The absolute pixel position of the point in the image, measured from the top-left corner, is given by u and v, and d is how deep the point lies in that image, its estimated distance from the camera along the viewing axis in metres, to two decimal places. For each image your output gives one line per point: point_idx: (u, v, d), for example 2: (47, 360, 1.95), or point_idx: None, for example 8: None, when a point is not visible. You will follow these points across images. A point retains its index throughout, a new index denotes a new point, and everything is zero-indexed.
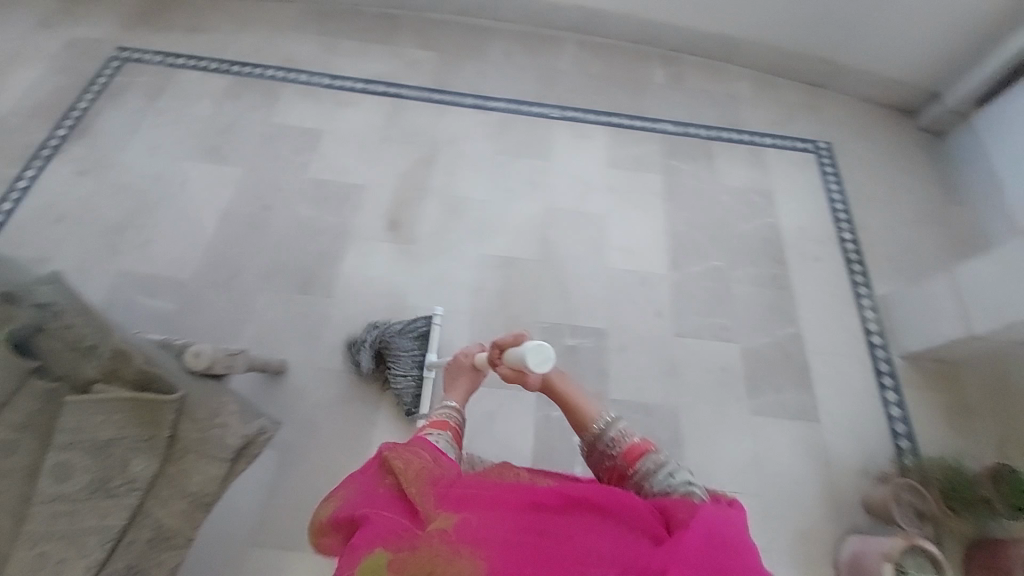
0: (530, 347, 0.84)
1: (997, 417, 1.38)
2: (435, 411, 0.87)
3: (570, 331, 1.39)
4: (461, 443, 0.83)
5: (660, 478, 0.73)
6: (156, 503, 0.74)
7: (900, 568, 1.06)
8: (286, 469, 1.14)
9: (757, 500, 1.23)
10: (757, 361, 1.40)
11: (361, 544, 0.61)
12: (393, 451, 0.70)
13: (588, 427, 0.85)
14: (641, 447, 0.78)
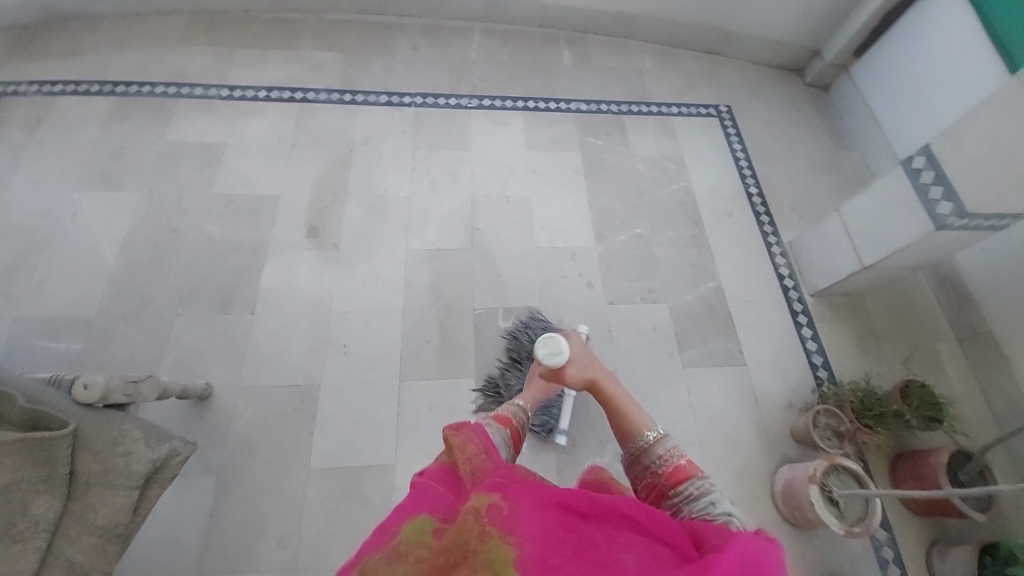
0: (545, 341, 1.01)
1: (901, 336, 1.52)
2: (502, 408, 0.93)
3: (506, 313, 1.41)
4: (517, 444, 0.88)
5: (700, 505, 0.72)
6: (66, 543, 0.71)
7: (826, 487, 1.15)
8: (224, 495, 1.09)
9: (698, 446, 1.30)
10: (685, 317, 1.47)
11: (408, 510, 0.62)
12: (454, 433, 0.74)
13: (633, 440, 0.85)
14: (688, 470, 0.78)
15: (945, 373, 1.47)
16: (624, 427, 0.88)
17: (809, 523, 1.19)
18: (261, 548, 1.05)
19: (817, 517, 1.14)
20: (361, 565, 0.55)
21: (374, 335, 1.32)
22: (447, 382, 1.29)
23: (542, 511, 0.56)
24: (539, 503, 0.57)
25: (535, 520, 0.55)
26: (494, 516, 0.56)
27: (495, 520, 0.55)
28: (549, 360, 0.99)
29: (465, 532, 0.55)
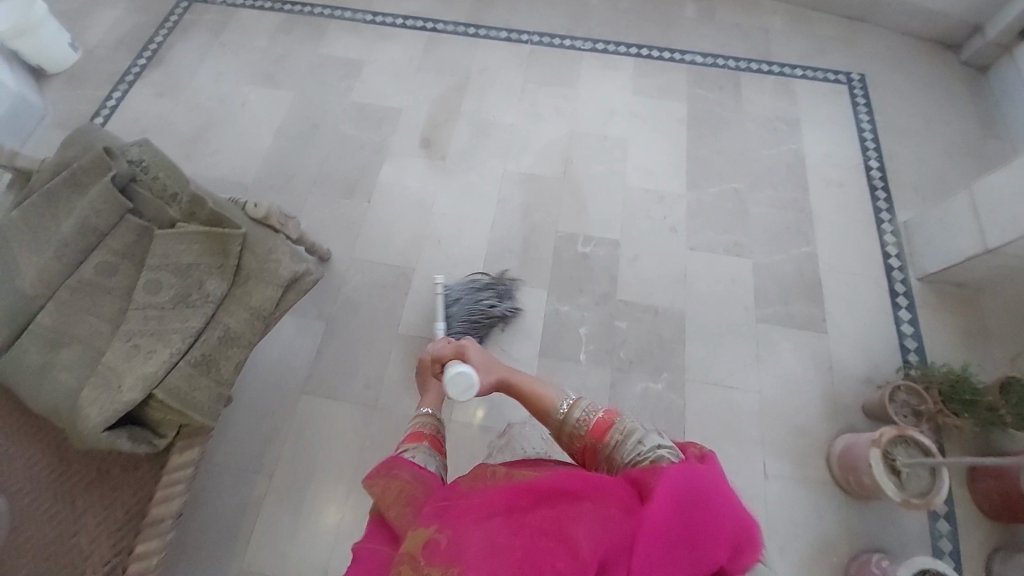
0: (450, 376, 0.91)
1: (1018, 339, 1.36)
2: (412, 422, 0.87)
3: (585, 241, 1.47)
4: (442, 450, 0.84)
5: (628, 447, 0.71)
6: (226, 313, 0.93)
7: (889, 455, 1.09)
8: (329, 339, 1.33)
9: (755, 395, 1.30)
10: (767, 275, 1.44)
11: None
12: (376, 478, 0.71)
13: (550, 415, 0.83)
14: (607, 419, 0.76)
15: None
16: (538, 408, 0.85)
17: (864, 491, 1.14)
18: (351, 383, 1.28)
19: (873, 483, 1.10)
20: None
21: (463, 239, 1.46)
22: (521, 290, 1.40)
23: (481, 525, 0.55)
24: (476, 517, 0.56)
25: (476, 538, 0.54)
26: (437, 555, 0.54)
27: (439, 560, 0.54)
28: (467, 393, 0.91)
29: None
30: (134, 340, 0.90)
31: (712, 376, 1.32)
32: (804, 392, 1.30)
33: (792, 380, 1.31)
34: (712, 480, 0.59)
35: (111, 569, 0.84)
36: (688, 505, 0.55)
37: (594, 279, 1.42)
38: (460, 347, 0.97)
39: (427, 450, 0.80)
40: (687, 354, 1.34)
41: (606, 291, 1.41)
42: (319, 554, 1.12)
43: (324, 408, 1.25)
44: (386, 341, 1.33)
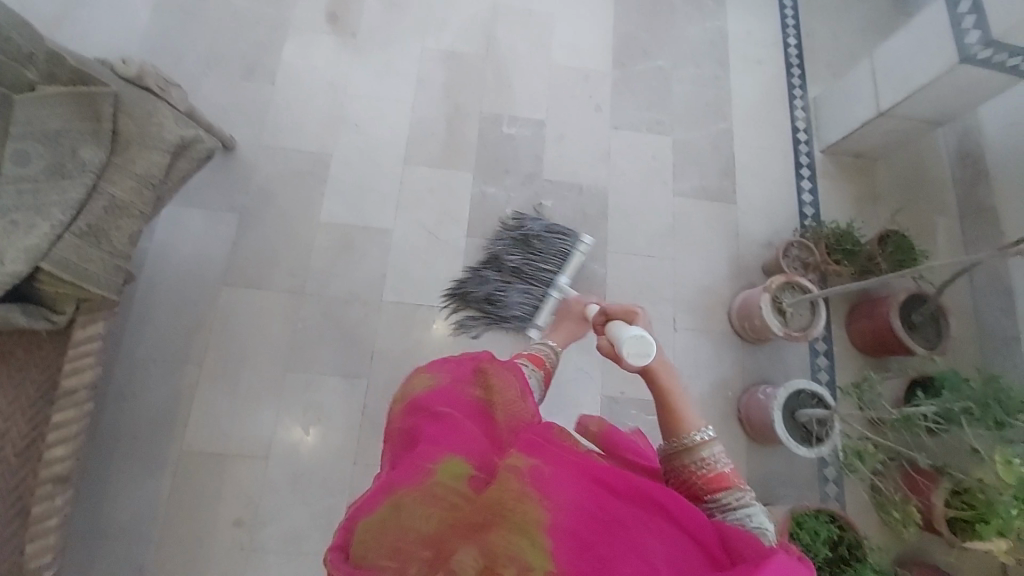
0: (633, 334, 0.78)
1: (899, 202, 1.51)
2: (538, 344, 1.00)
3: (509, 122, 1.44)
4: (546, 385, 0.96)
5: (737, 516, 0.67)
6: (109, 183, 0.86)
7: (777, 300, 1.24)
8: (246, 230, 1.27)
9: (670, 262, 1.39)
10: (686, 150, 1.49)
11: (442, 444, 0.63)
12: (494, 368, 0.77)
13: (672, 432, 0.76)
14: (730, 479, 0.70)
15: (933, 239, 1.47)
16: (673, 424, 0.76)
17: (756, 334, 1.30)
18: (275, 272, 1.26)
19: (763, 324, 1.24)
20: (394, 498, 0.57)
21: (382, 122, 1.39)
22: (445, 175, 1.38)
23: (577, 483, 0.56)
24: (577, 475, 0.57)
25: (571, 496, 0.54)
26: (531, 477, 0.55)
27: (533, 482, 0.55)
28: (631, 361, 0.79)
29: (499, 491, 0.54)
30: (10, 217, 0.82)
31: (631, 247, 1.39)
32: (713, 257, 1.41)
33: (703, 247, 1.42)
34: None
35: (31, 442, 0.83)
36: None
37: (519, 160, 1.41)
38: (631, 311, 0.91)
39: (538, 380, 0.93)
40: (609, 228, 1.40)
41: (531, 172, 1.41)
42: (262, 429, 1.16)
43: (249, 297, 1.24)
44: (307, 230, 1.29)
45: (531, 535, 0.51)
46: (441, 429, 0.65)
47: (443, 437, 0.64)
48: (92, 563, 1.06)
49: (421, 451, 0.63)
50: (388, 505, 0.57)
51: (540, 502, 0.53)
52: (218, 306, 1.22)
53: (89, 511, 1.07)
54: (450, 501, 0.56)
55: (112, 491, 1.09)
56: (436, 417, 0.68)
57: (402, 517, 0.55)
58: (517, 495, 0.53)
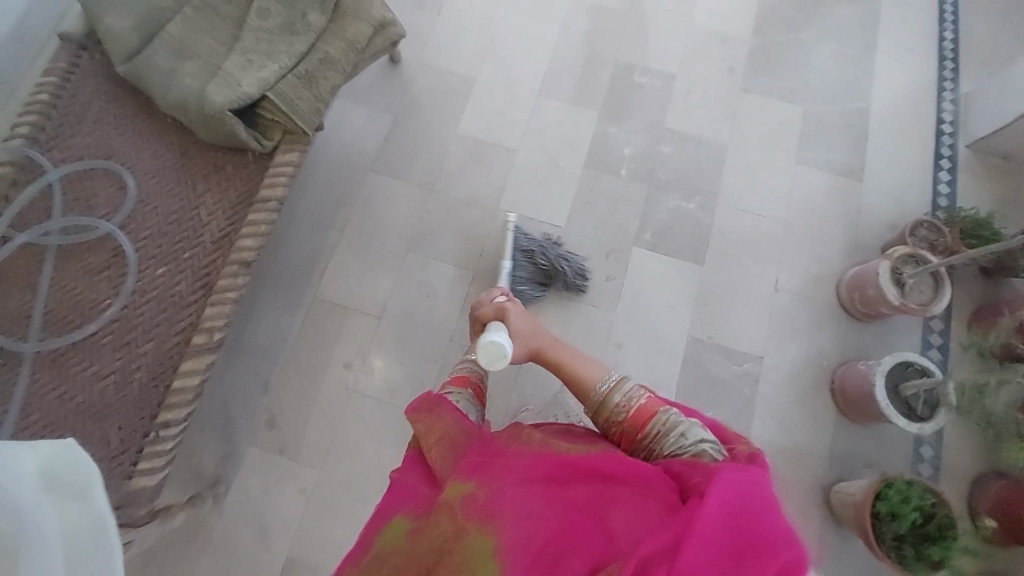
0: (483, 344, 0.90)
1: None
2: (460, 368, 0.99)
3: (641, 72, 1.52)
4: (482, 402, 0.95)
5: (671, 440, 0.78)
6: (325, 44, 1.06)
7: (897, 272, 1.19)
8: (396, 130, 1.46)
9: (781, 224, 1.39)
10: (815, 123, 1.48)
11: (390, 511, 0.70)
12: (421, 416, 0.79)
13: (593, 393, 0.90)
14: (651, 409, 0.83)
15: None
16: (586, 384, 0.91)
17: (866, 307, 1.24)
18: (413, 168, 1.43)
19: (878, 294, 1.20)
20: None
21: (525, 57, 1.53)
22: (573, 110, 1.48)
23: (519, 487, 0.63)
24: (515, 478, 0.64)
25: (514, 499, 0.62)
26: (468, 507, 0.62)
27: (470, 512, 0.62)
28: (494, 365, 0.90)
29: (444, 530, 0.62)
30: (246, 57, 1.04)
31: (743, 203, 1.41)
32: (828, 228, 1.39)
33: (818, 217, 1.40)
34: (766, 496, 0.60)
35: (225, 236, 1.03)
36: (740, 521, 0.57)
37: (644, 107, 1.49)
38: (501, 310, 1.00)
39: (469, 399, 0.91)
40: (723, 182, 1.42)
41: (654, 119, 1.47)
42: (379, 294, 1.32)
43: (389, 184, 1.41)
44: (445, 138, 1.46)
45: (480, 561, 0.58)
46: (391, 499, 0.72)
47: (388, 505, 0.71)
48: (229, 368, 1.26)
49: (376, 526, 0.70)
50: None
51: (489, 525, 0.60)
52: (364, 186, 1.41)
53: (237, 327, 1.28)
54: (404, 560, 0.63)
55: (257, 314, 1.30)
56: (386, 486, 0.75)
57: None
58: (466, 526, 0.61)
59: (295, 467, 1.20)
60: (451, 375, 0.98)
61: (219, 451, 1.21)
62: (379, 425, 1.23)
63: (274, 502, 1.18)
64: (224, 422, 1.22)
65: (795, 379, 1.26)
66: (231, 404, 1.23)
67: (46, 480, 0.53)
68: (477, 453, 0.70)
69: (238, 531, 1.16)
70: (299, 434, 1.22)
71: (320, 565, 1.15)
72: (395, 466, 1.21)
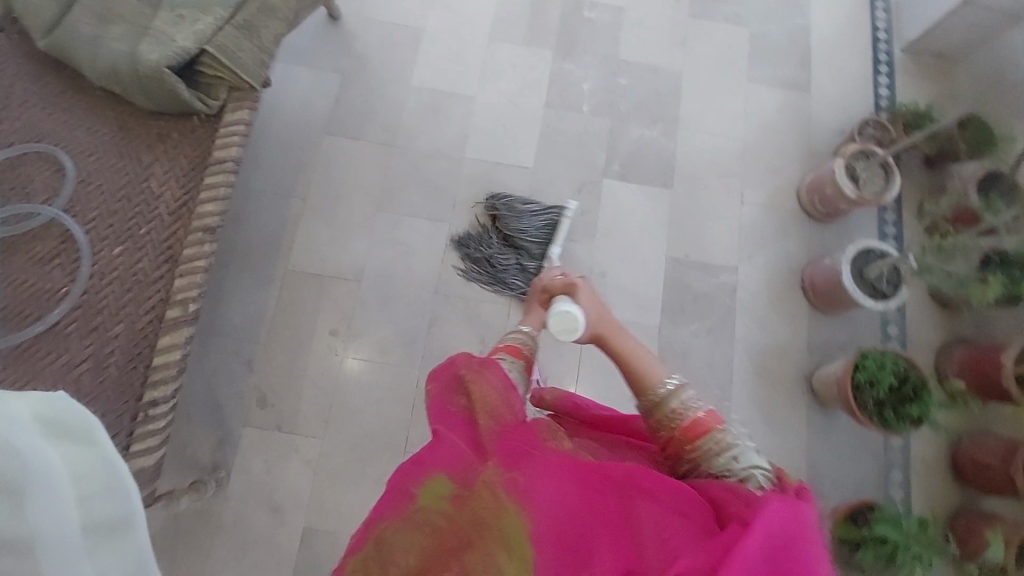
0: (553, 312, 0.86)
1: None
2: (508, 336, 0.85)
3: (590, 7, 1.51)
4: (529, 373, 0.82)
5: (721, 462, 0.67)
6: None
7: (851, 168, 1.27)
8: (347, 90, 1.40)
9: (741, 142, 1.43)
10: (762, 41, 1.52)
11: (425, 463, 0.61)
12: (472, 371, 0.69)
13: (648, 393, 0.77)
14: (709, 422, 0.71)
15: None
16: (643, 381, 0.79)
17: (826, 206, 1.31)
18: (372, 127, 1.38)
19: (835, 190, 1.26)
20: (376, 533, 0.58)
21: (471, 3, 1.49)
22: (527, 52, 1.46)
23: (556, 484, 0.57)
24: (552, 475, 0.58)
25: (548, 499, 0.56)
26: (504, 489, 0.57)
27: (505, 496, 0.56)
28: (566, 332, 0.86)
29: (477, 509, 0.56)
30: (177, 11, 0.97)
31: (703, 126, 1.44)
32: (785, 140, 1.44)
33: (774, 131, 1.45)
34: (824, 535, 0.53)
35: (183, 205, 0.97)
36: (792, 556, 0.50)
37: (597, 42, 1.48)
38: (571, 285, 0.92)
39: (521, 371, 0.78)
40: (682, 107, 1.45)
41: (609, 53, 1.47)
42: (357, 259, 1.29)
43: (350, 147, 1.36)
44: (401, 93, 1.41)
45: (510, 548, 0.53)
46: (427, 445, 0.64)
47: (426, 454, 0.62)
48: (209, 352, 1.21)
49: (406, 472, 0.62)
50: (371, 542, 0.58)
51: (522, 514, 0.55)
52: (323, 151, 1.35)
53: (212, 309, 1.23)
54: (434, 526, 0.56)
55: (229, 295, 1.24)
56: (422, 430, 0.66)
57: (388, 553, 0.56)
58: (497, 512, 0.55)
59: (296, 441, 1.18)
60: (499, 341, 0.85)
61: (214, 437, 1.17)
62: (376, 387, 1.21)
63: (281, 478, 1.16)
64: (214, 406, 1.19)
65: (771, 284, 1.33)
66: (218, 388, 1.20)
67: (43, 425, 0.52)
68: (518, 435, 0.63)
69: (248, 512, 1.13)
70: (295, 408, 1.19)
71: (339, 530, 1.14)
72: (398, 423, 1.20)
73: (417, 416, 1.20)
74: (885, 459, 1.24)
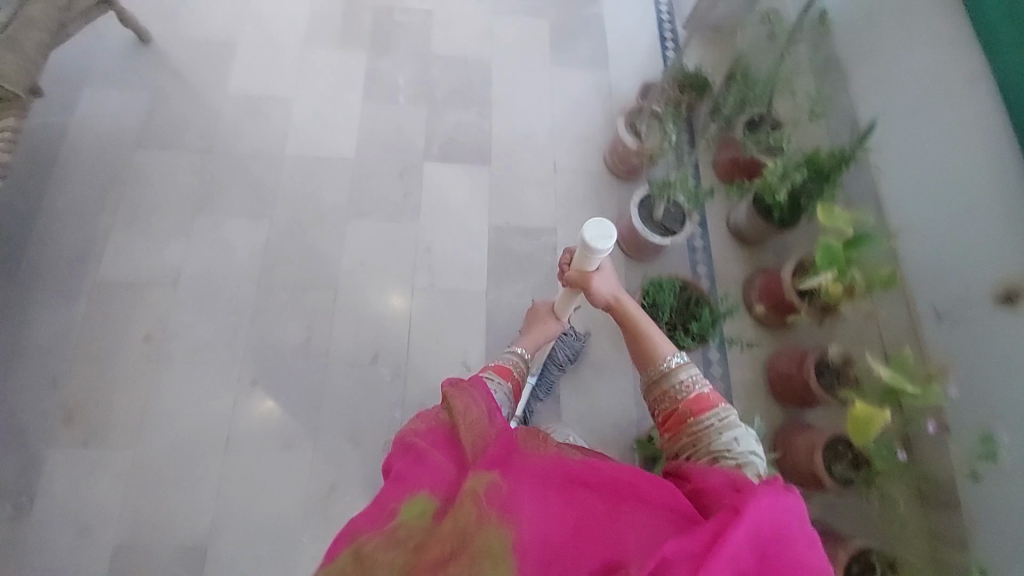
0: (591, 225, 0.79)
1: None
2: (502, 358, 0.96)
3: (399, 10, 1.59)
4: (517, 396, 0.92)
5: (722, 439, 0.73)
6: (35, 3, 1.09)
7: (634, 126, 1.41)
8: (162, 103, 1.41)
9: (549, 117, 1.54)
10: (561, 29, 1.65)
11: (407, 483, 0.62)
12: (456, 391, 0.74)
13: (650, 365, 0.83)
14: (712, 400, 0.78)
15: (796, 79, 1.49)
16: (645, 352, 0.83)
17: (624, 164, 1.44)
18: (186, 135, 1.39)
19: (624, 147, 1.40)
20: (357, 545, 0.56)
21: (282, 14, 1.54)
22: (340, 56, 1.52)
23: (542, 490, 0.59)
24: (539, 482, 0.60)
25: (526, 495, 0.58)
26: (490, 497, 0.57)
27: (491, 501, 0.57)
28: (594, 253, 0.80)
29: (455, 523, 0.55)
30: None
31: (512, 107, 1.54)
32: (590, 111, 1.56)
33: (579, 104, 1.57)
34: (795, 526, 0.56)
35: None
36: (765, 548, 0.54)
37: (408, 39, 1.56)
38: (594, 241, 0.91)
39: (508, 391, 0.89)
40: (492, 90, 1.55)
41: (420, 47, 1.56)
42: (170, 261, 1.27)
43: (164, 155, 1.36)
44: (212, 102, 1.43)
45: (494, 557, 0.54)
46: (410, 467, 0.65)
47: (408, 475, 0.64)
48: (7, 378, 1.15)
49: (390, 494, 0.62)
50: (351, 556, 0.55)
51: (507, 522, 0.55)
52: (132, 162, 1.35)
53: (10, 330, 1.18)
54: (415, 541, 0.56)
55: (28, 317, 1.20)
56: (409, 454, 0.66)
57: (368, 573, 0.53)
58: (483, 522, 0.55)
59: (108, 457, 1.11)
60: (493, 361, 0.96)
61: (16, 464, 1.09)
62: (191, 387, 1.18)
63: (89, 497, 1.09)
64: (13, 434, 1.11)
65: None
66: (18, 414, 1.13)
67: None
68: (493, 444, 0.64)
69: (53, 538, 1.06)
70: (103, 421, 1.14)
71: (154, 543, 1.07)
72: (216, 422, 1.16)
73: (240, 412, 1.17)
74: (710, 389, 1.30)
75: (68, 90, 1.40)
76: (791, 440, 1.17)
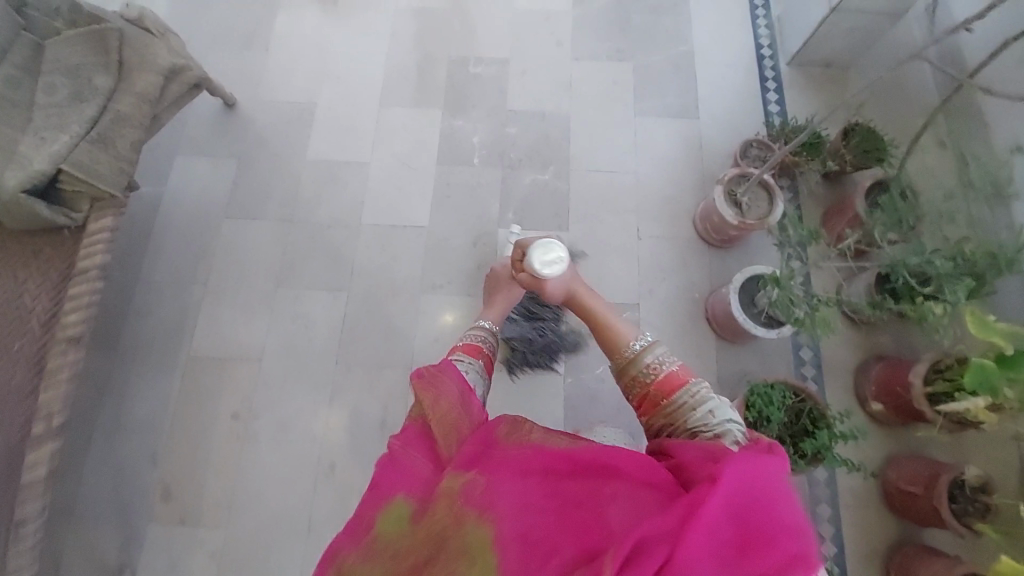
0: (538, 245, 0.96)
1: (885, 99, 1.38)
2: (468, 336, 0.92)
3: (475, 62, 1.52)
4: (491, 371, 0.88)
5: (698, 415, 0.71)
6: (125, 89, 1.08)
7: (733, 193, 1.26)
8: (246, 171, 1.43)
9: (633, 176, 1.43)
10: (645, 75, 1.52)
11: (384, 490, 0.62)
12: (424, 384, 0.72)
13: (617, 353, 0.82)
14: (680, 376, 0.76)
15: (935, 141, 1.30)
16: (609, 338, 0.84)
17: (719, 234, 1.31)
18: (268, 204, 1.41)
19: (720, 218, 1.26)
20: (339, 564, 0.57)
21: (358, 72, 1.51)
22: (416, 116, 1.48)
23: (521, 478, 0.56)
24: (519, 475, 0.57)
25: (509, 485, 0.56)
26: (469, 495, 0.56)
27: (471, 502, 0.55)
28: (544, 268, 0.94)
29: (437, 523, 0.55)
30: (41, 133, 1.03)
31: (592, 166, 1.44)
32: (677, 170, 1.43)
33: (665, 162, 1.44)
34: (777, 485, 0.52)
35: (52, 315, 1.03)
36: (742, 509, 0.50)
37: (483, 94, 1.50)
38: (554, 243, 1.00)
39: (480, 368, 0.85)
40: (571, 148, 1.45)
41: (496, 103, 1.49)
42: (255, 337, 1.30)
43: (248, 226, 1.39)
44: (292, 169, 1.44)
45: (474, 559, 0.52)
46: (387, 471, 0.64)
47: (384, 480, 0.63)
48: (113, 450, 1.23)
49: (371, 500, 0.62)
50: (337, 573, 0.57)
51: (486, 520, 0.53)
52: (220, 233, 1.38)
53: (115, 403, 1.26)
54: (397, 551, 0.56)
55: (130, 391, 1.27)
56: (386, 458, 0.66)
57: None
58: (463, 517, 0.54)
59: (200, 534, 1.17)
60: (461, 340, 0.92)
61: (122, 536, 1.17)
62: (275, 468, 1.20)
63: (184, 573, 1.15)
64: (119, 505, 1.19)
65: (670, 317, 1.31)
66: (123, 486, 1.20)
67: None
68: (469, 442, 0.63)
69: None
70: (196, 499, 1.19)
71: None
72: (296, 506, 1.18)
73: (317, 497, 1.19)
74: (814, 495, 1.18)
75: (162, 159, 1.45)
76: (914, 568, 1.06)
